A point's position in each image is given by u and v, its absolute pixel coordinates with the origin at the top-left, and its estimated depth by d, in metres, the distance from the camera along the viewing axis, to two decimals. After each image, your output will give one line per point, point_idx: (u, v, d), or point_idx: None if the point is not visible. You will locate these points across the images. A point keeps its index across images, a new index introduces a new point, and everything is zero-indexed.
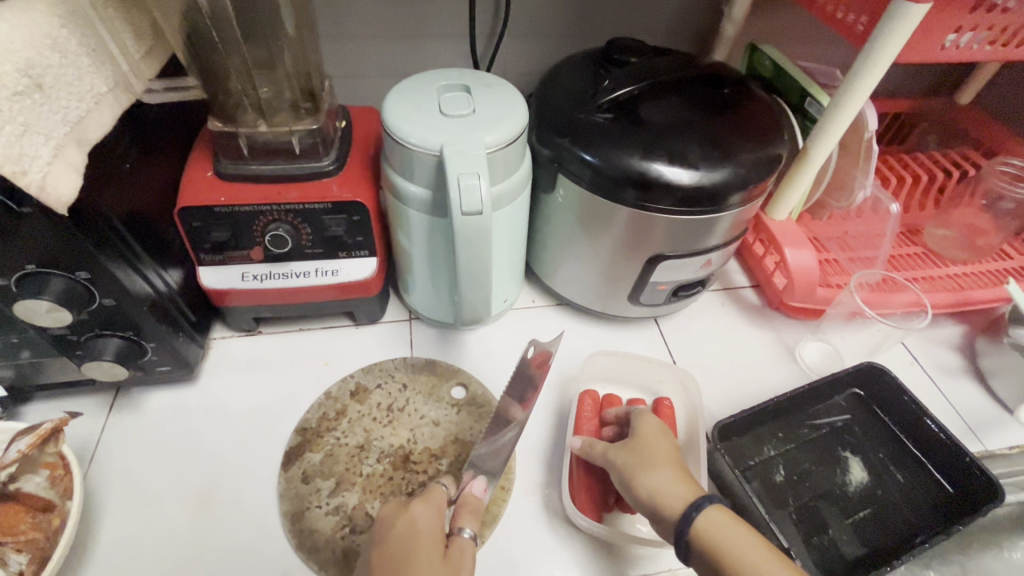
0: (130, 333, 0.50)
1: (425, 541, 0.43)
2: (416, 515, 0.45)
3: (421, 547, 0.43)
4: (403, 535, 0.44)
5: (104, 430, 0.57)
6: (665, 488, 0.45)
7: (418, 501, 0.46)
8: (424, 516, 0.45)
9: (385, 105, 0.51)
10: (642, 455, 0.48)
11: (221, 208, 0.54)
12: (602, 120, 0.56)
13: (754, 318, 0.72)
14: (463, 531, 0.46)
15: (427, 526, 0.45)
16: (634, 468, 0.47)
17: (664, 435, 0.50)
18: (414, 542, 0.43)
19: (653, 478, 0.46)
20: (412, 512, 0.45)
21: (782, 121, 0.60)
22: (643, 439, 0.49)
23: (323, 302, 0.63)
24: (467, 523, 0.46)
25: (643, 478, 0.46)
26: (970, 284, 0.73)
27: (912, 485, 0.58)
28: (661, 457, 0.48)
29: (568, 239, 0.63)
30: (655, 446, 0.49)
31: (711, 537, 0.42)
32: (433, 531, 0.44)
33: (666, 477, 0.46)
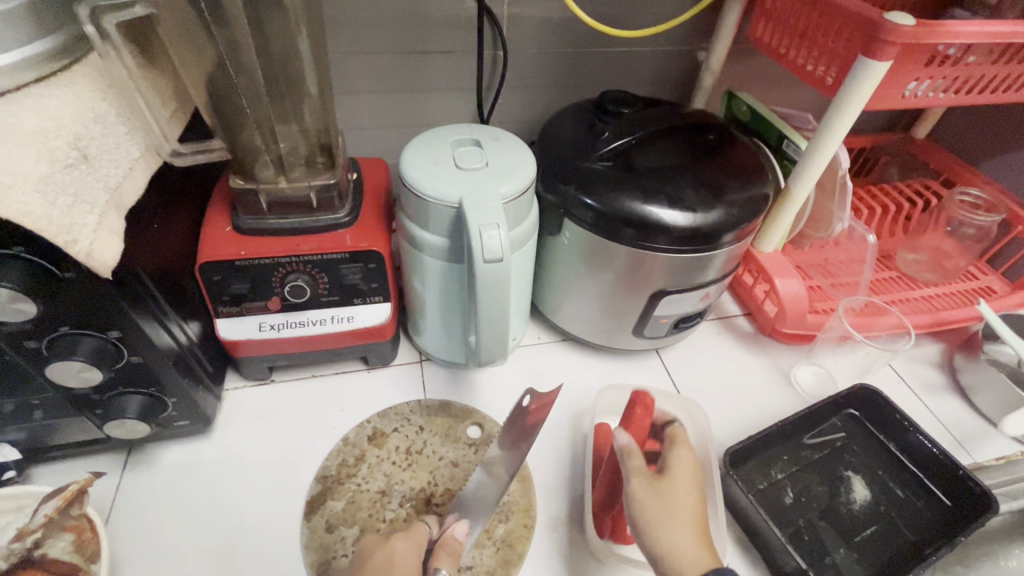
0: (153, 389, 0.51)
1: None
2: (395, 550, 0.47)
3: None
4: (380, 566, 0.46)
5: (119, 489, 0.56)
6: (685, 546, 0.45)
7: (398, 537, 0.48)
8: (402, 552, 0.47)
9: (402, 161, 0.54)
10: (669, 504, 0.47)
11: (241, 262, 0.55)
12: (603, 167, 0.60)
13: (750, 346, 0.76)
14: (438, 570, 0.47)
15: (404, 562, 0.46)
16: (656, 514, 0.47)
17: (693, 486, 0.50)
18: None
19: (677, 532, 0.46)
20: (391, 546, 0.47)
21: (765, 163, 0.65)
22: (675, 488, 0.49)
23: (338, 348, 0.64)
24: (444, 564, 0.48)
25: (666, 530, 0.46)
26: (944, 305, 0.79)
27: (912, 499, 0.61)
28: (684, 513, 0.47)
29: (573, 277, 0.66)
30: (680, 496, 0.49)
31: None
32: (408, 568, 0.46)
33: (684, 539, 0.45)
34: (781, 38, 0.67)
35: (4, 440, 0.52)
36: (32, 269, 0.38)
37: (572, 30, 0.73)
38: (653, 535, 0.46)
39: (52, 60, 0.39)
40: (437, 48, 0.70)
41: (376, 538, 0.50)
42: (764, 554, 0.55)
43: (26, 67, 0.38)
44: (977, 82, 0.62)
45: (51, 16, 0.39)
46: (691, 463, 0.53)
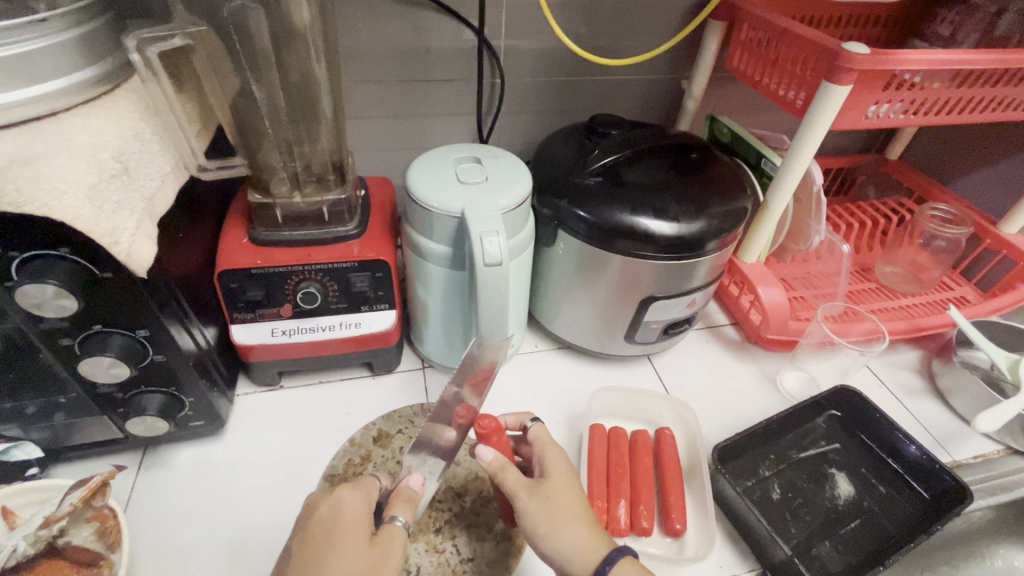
0: (172, 388, 0.54)
1: (348, 525, 0.46)
2: (342, 500, 0.48)
3: (343, 536, 0.45)
4: (328, 519, 0.47)
5: (134, 488, 0.58)
6: (577, 540, 0.47)
7: (345, 487, 0.49)
8: (350, 501, 0.48)
9: (409, 176, 0.58)
10: (553, 505, 0.49)
11: (257, 270, 0.59)
12: (593, 182, 0.64)
13: (737, 353, 0.79)
14: (395, 518, 0.47)
15: (352, 511, 0.47)
16: (547, 523, 0.48)
17: (570, 478, 0.52)
18: (338, 528, 0.46)
19: (568, 531, 0.48)
20: (338, 496, 0.48)
21: (744, 179, 0.70)
22: (556, 489, 0.50)
23: (344, 354, 0.67)
24: (401, 511, 0.48)
25: (557, 534, 0.48)
26: (920, 313, 0.83)
27: (893, 495, 0.64)
28: (564, 511, 0.49)
29: (567, 286, 0.70)
30: (564, 492, 0.50)
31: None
32: (358, 518, 0.47)
33: (575, 531, 0.48)
34: (756, 67, 0.73)
35: (29, 438, 0.54)
36: (74, 270, 0.42)
37: (564, 60, 0.79)
38: (551, 544, 0.48)
39: (98, 84, 0.44)
40: (439, 76, 0.76)
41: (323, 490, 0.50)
42: (753, 546, 0.57)
43: (74, 92, 0.42)
44: (934, 104, 0.67)
45: (99, 46, 0.44)
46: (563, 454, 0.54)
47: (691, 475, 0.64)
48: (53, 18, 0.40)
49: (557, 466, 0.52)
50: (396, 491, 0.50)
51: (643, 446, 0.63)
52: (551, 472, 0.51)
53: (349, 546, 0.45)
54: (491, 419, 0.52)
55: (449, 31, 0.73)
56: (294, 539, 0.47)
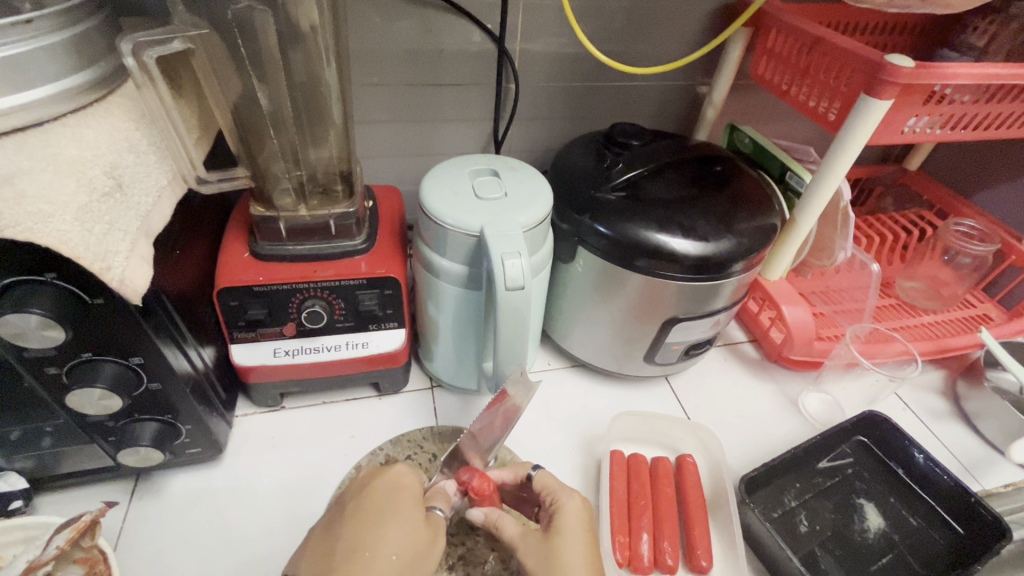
0: (167, 416, 0.51)
1: (406, 495, 0.48)
2: (401, 474, 0.50)
3: (401, 504, 0.47)
4: (389, 488, 0.48)
5: (126, 519, 0.55)
6: None
7: (405, 465, 0.51)
8: (408, 476, 0.50)
9: (423, 189, 0.55)
10: (550, 560, 0.46)
11: (259, 287, 0.56)
12: (615, 196, 0.61)
13: (757, 372, 0.77)
14: (436, 507, 0.49)
15: (410, 484, 0.49)
16: None
17: (584, 536, 0.48)
18: (399, 496, 0.48)
19: None
20: (398, 470, 0.50)
21: (771, 193, 0.67)
22: (557, 542, 0.47)
23: (350, 374, 0.64)
24: (442, 502, 0.50)
25: None
26: (943, 332, 0.80)
27: (925, 528, 0.61)
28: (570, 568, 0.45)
29: (585, 304, 0.67)
30: (568, 546, 0.47)
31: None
32: (416, 492, 0.49)
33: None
34: (783, 75, 0.70)
35: (13, 468, 0.51)
36: (60, 295, 0.38)
37: (580, 64, 0.76)
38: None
39: (91, 91, 0.40)
40: (449, 80, 0.73)
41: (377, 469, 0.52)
42: None
43: (63, 100, 0.38)
44: (970, 119, 0.64)
45: (91, 49, 0.40)
46: (580, 506, 0.50)
47: (715, 506, 0.61)
48: (40, 19, 0.36)
49: (567, 516, 0.49)
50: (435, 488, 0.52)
51: (666, 475, 0.60)
52: (559, 522, 0.48)
53: (409, 516, 0.46)
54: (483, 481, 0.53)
55: (461, 32, 0.69)
56: (349, 507, 0.48)
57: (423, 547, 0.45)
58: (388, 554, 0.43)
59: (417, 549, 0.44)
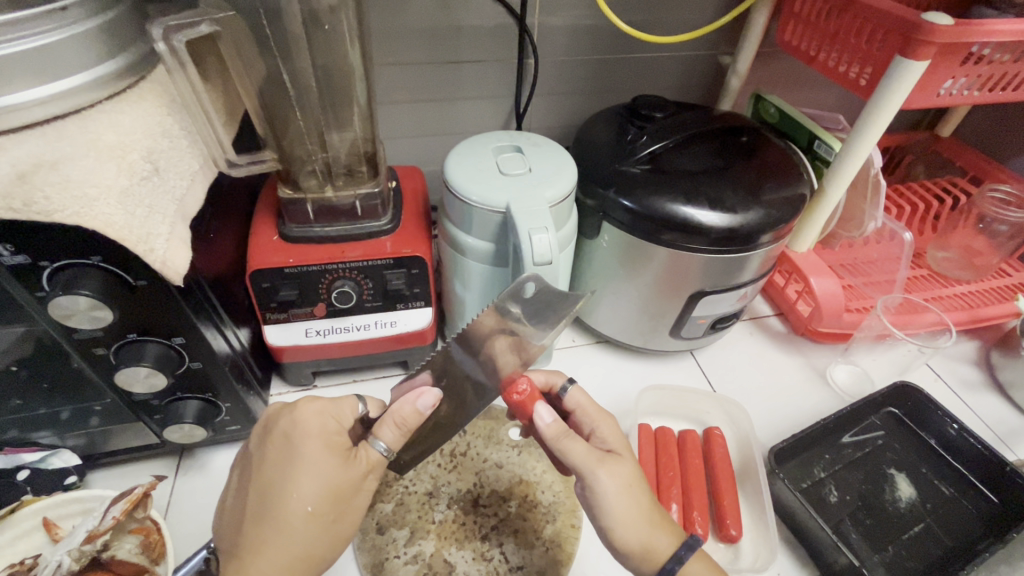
0: (208, 394, 0.52)
1: (315, 440, 0.43)
2: (306, 416, 0.44)
3: (309, 449, 0.42)
4: (293, 433, 0.43)
5: (172, 494, 0.57)
6: (647, 537, 0.43)
7: (311, 403, 0.45)
8: (316, 415, 0.44)
9: (447, 168, 0.55)
10: (629, 488, 0.44)
11: (289, 269, 0.57)
12: (639, 170, 0.61)
13: (783, 345, 0.76)
14: (377, 443, 0.45)
15: (320, 425, 0.44)
16: (623, 510, 0.44)
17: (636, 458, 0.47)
18: (306, 441, 0.43)
19: (638, 529, 0.43)
20: (302, 411, 0.44)
21: (799, 163, 0.66)
22: (629, 470, 0.45)
23: (379, 353, 0.65)
24: (386, 435, 0.45)
25: (630, 528, 0.43)
26: (977, 302, 0.79)
27: (957, 497, 0.61)
28: (642, 495, 0.45)
29: (609, 279, 0.67)
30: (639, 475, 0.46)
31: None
32: (331, 431, 0.44)
33: (645, 526, 0.44)
34: (811, 40, 0.68)
35: (66, 445, 0.53)
36: (107, 278, 0.40)
37: (599, 36, 0.74)
38: (624, 538, 0.43)
39: (125, 77, 0.41)
40: (468, 57, 0.72)
41: (283, 404, 0.46)
42: (813, 553, 0.55)
43: (99, 86, 0.39)
44: (1011, 79, 0.62)
45: (122, 36, 0.41)
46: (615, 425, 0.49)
47: (744, 477, 0.61)
48: (73, 6, 0.37)
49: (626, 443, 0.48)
50: (393, 411, 0.45)
51: (694, 447, 0.61)
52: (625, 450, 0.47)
53: (321, 463, 0.42)
54: (524, 382, 0.48)
55: (478, 8, 0.68)
56: (254, 454, 0.44)
57: (344, 492, 0.42)
58: (301, 510, 0.41)
59: (337, 496, 0.42)
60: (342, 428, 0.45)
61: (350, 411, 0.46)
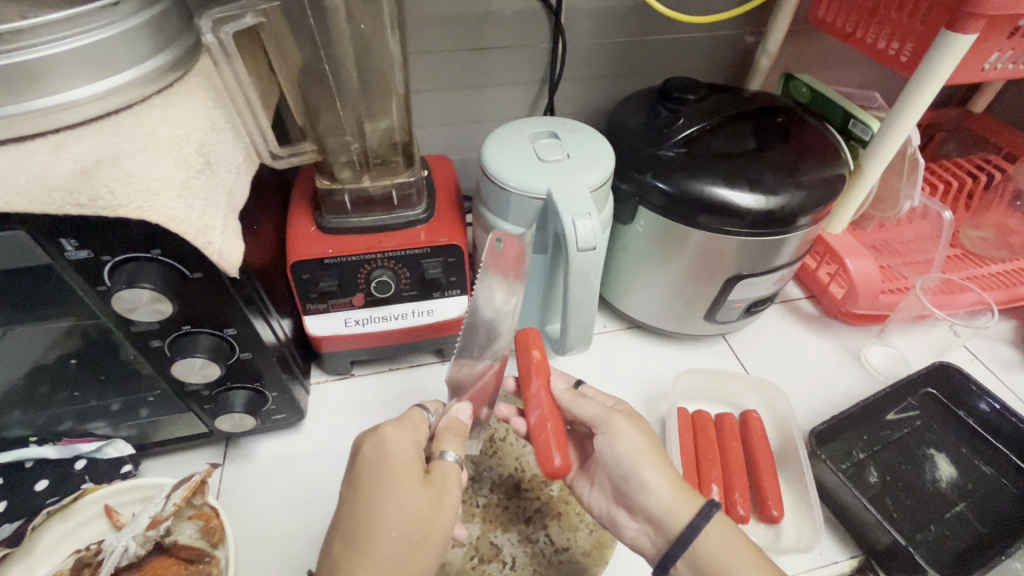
0: (256, 384, 0.53)
1: (396, 461, 0.44)
2: (385, 438, 0.45)
3: (391, 471, 0.43)
4: (374, 456, 0.44)
5: (222, 481, 0.59)
6: (671, 484, 0.46)
7: (390, 425, 0.46)
8: (395, 437, 0.46)
9: (485, 154, 0.55)
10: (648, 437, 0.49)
11: (329, 259, 0.57)
12: (675, 153, 0.60)
13: (816, 328, 0.76)
14: (445, 454, 0.46)
15: (398, 448, 0.45)
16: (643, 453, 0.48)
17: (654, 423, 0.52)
18: (387, 464, 0.44)
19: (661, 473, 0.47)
20: (381, 435, 0.46)
21: (837, 143, 0.65)
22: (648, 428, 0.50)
23: (416, 342, 0.66)
24: (451, 446, 0.47)
25: (655, 470, 0.47)
26: (1015, 280, 0.77)
27: (998, 476, 0.60)
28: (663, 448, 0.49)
29: (644, 264, 0.67)
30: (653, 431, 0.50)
31: (710, 549, 0.44)
32: (408, 453, 0.45)
33: (663, 474, 0.47)
34: (848, 16, 0.66)
35: (119, 436, 0.55)
36: (165, 270, 0.40)
37: (626, 19, 0.73)
38: (652, 481, 0.46)
39: (171, 71, 0.41)
40: (495, 43, 0.71)
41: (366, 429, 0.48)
42: (856, 533, 0.55)
43: (147, 82, 0.39)
44: None
45: (167, 30, 0.41)
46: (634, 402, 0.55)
47: (783, 459, 0.61)
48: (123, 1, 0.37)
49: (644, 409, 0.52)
50: (444, 425, 0.49)
51: (732, 429, 0.61)
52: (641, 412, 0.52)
53: (402, 485, 0.43)
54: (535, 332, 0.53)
55: None
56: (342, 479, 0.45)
57: (425, 511, 0.42)
58: (386, 532, 0.41)
59: (419, 516, 0.42)
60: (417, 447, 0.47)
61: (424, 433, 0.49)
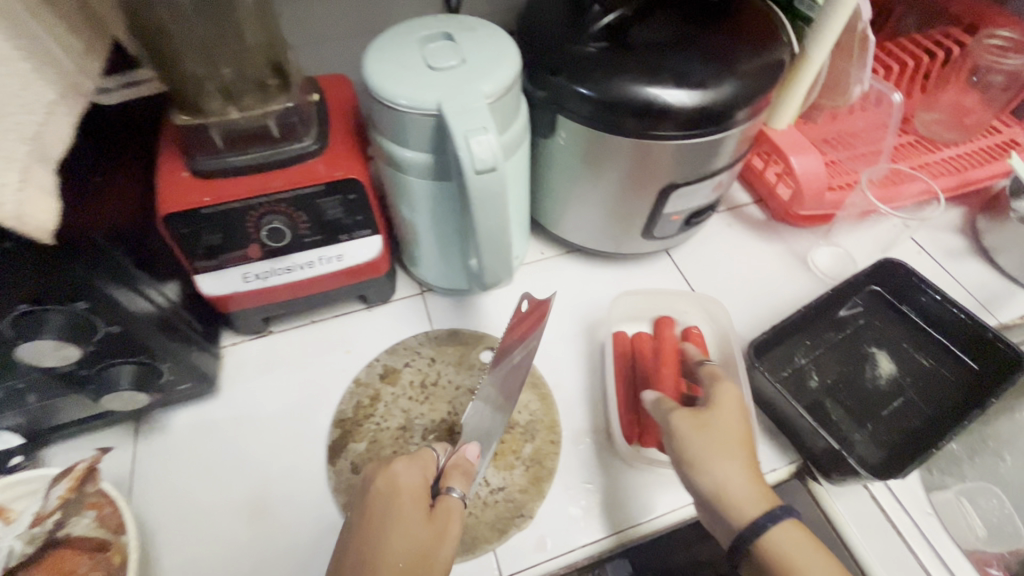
0: (143, 356, 0.48)
1: (405, 500, 0.44)
2: (396, 474, 0.46)
3: (401, 509, 0.44)
4: (385, 494, 0.45)
5: (136, 460, 0.55)
6: (731, 482, 0.45)
7: (401, 460, 0.47)
8: (406, 474, 0.46)
9: (365, 67, 0.46)
10: (718, 439, 0.46)
11: (207, 209, 0.50)
12: (596, 49, 0.52)
13: (763, 233, 0.72)
14: (451, 490, 0.46)
15: (409, 484, 0.46)
16: (702, 452, 0.46)
17: (739, 416, 0.48)
18: (398, 501, 0.44)
19: (722, 471, 0.45)
20: (393, 470, 0.46)
21: (780, 22, 0.57)
22: (724, 427, 0.47)
23: (333, 290, 0.61)
24: (458, 483, 0.47)
25: (706, 472, 0.45)
26: (965, 165, 0.74)
27: (938, 368, 0.60)
28: (734, 443, 0.46)
29: (573, 183, 0.60)
30: (732, 428, 0.47)
31: (776, 548, 0.43)
32: (417, 489, 0.46)
33: (740, 472, 0.45)
34: None
35: (3, 427, 0.50)
36: None
37: None
38: (712, 482, 0.45)
39: None
40: None
41: (377, 463, 0.48)
42: (794, 439, 0.55)
43: None
44: None
45: None
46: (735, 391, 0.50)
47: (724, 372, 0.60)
48: None
49: (728, 403, 0.48)
50: (451, 464, 0.48)
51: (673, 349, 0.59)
52: (719, 404, 0.48)
53: (410, 521, 0.43)
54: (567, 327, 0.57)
55: None
56: (353, 517, 0.46)
57: (428, 545, 0.43)
58: (390, 568, 0.41)
59: (422, 550, 0.43)
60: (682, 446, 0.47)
61: (435, 465, 0.48)
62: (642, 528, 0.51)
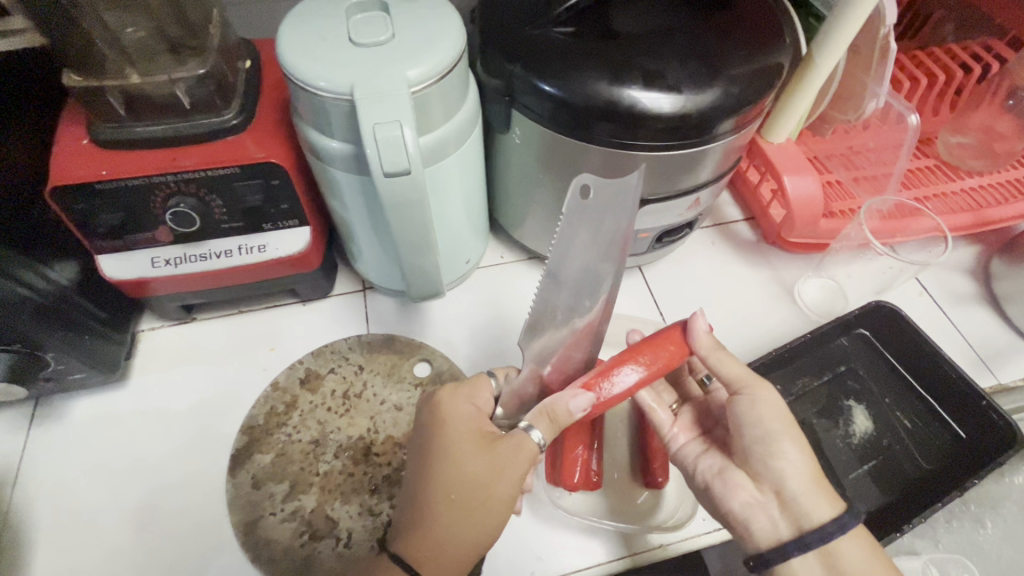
0: (20, 346, 0.44)
1: (454, 429, 0.40)
2: (443, 402, 0.42)
3: (453, 437, 0.40)
4: (433, 420, 0.41)
5: (26, 449, 0.50)
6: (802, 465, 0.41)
7: (447, 388, 0.43)
8: (455, 404, 0.42)
9: (279, 37, 0.39)
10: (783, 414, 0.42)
11: (102, 184, 0.44)
12: (560, 35, 0.45)
13: (749, 256, 0.65)
14: (530, 428, 0.40)
15: (458, 414, 0.41)
16: (773, 430, 0.41)
17: None
18: (448, 431, 0.40)
19: (793, 452, 0.41)
20: (437, 399, 0.42)
21: (786, 19, 0.49)
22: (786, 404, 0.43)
23: (259, 283, 0.55)
24: (541, 423, 0.40)
25: (784, 451, 0.41)
26: (985, 200, 0.66)
27: (921, 431, 0.53)
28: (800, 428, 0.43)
29: (532, 186, 0.54)
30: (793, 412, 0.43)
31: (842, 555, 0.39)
32: (469, 418, 0.41)
33: (804, 469, 0.41)
34: None
35: None
36: None
37: None
38: (785, 462, 0.40)
39: None
40: None
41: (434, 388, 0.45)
42: None
43: None
44: None
45: None
46: None
47: None
48: None
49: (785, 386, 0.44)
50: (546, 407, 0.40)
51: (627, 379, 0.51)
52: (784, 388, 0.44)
53: (462, 450, 0.40)
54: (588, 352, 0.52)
55: None
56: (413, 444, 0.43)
57: (483, 476, 0.39)
58: (444, 495, 0.38)
59: (476, 480, 0.39)
60: (741, 432, 0.43)
61: (489, 396, 0.44)
62: (665, 550, 0.48)
